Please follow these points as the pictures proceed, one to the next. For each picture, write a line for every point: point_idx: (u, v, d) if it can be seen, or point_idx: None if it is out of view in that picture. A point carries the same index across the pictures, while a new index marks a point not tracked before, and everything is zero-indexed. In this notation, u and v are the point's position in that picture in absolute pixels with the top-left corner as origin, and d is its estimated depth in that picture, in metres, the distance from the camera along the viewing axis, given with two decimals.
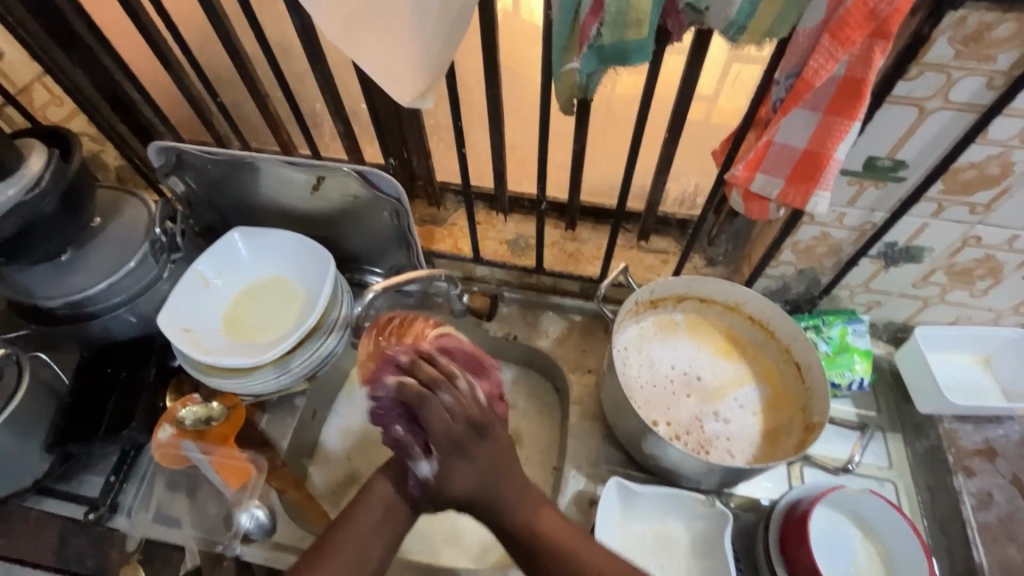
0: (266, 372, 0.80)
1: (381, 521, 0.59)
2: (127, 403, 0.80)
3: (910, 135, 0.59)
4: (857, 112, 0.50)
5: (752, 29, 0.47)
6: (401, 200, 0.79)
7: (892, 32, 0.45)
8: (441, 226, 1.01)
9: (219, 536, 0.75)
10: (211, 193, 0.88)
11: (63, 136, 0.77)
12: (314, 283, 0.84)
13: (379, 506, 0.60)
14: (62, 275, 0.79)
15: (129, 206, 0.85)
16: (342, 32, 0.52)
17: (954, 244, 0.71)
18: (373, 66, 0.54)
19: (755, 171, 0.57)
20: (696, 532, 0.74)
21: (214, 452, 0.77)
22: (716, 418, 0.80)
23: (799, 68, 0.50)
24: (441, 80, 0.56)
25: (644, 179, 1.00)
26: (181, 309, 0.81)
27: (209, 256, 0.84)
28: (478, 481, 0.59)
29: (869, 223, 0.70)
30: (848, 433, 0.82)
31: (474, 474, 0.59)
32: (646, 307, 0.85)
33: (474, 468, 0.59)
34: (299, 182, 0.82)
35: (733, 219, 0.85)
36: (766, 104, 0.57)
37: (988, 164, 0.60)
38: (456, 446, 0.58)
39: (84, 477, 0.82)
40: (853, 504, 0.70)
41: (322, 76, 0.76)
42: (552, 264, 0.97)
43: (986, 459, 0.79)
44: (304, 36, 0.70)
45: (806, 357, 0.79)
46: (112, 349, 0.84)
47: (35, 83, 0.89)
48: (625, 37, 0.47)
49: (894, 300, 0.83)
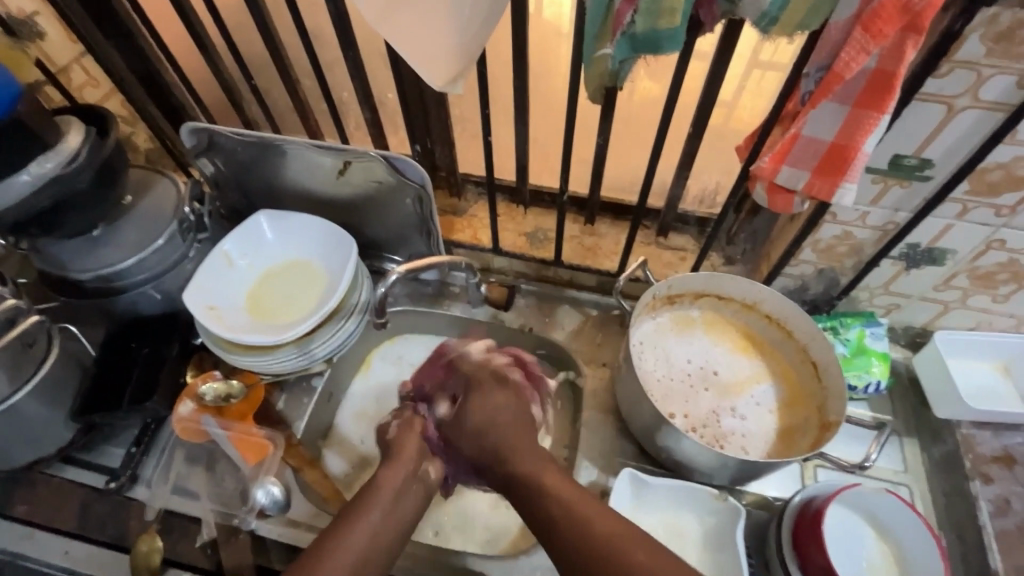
0: (287, 352, 0.81)
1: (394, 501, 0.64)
2: (149, 378, 0.81)
3: (938, 133, 0.59)
4: (886, 105, 0.50)
5: (784, 20, 0.47)
6: (425, 187, 0.81)
7: (925, 25, 0.45)
8: (461, 217, 1.03)
9: (235, 509, 0.76)
10: (239, 175, 0.89)
11: (101, 115, 0.79)
12: (336, 266, 0.86)
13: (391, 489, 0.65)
14: (94, 249, 0.81)
15: (159, 184, 0.87)
16: (377, 16, 0.53)
17: (978, 246, 0.70)
18: (409, 53, 0.55)
19: (781, 163, 0.57)
20: (708, 526, 0.75)
21: (233, 427, 0.80)
22: (732, 413, 0.80)
23: (830, 60, 0.51)
24: (474, 65, 0.57)
25: (665, 176, 1.00)
26: (207, 286, 0.83)
27: (235, 237, 0.86)
28: (482, 419, 0.68)
29: (892, 222, 0.70)
30: (866, 434, 0.82)
31: (481, 413, 0.69)
32: (664, 302, 0.85)
33: (477, 409, 0.69)
34: (325, 167, 0.83)
35: (753, 218, 0.85)
36: (794, 97, 0.58)
37: (1016, 165, 0.60)
38: (473, 391, 0.72)
39: (105, 448, 0.84)
40: (868, 503, 0.70)
41: (353, 62, 0.77)
42: (570, 257, 0.98)
43: (1004, 466, 0.79)
44: (339, 24, 0.72)
45: (823, 357, 0.79)
46: (136, 324, 0.86)
47: (74, 63, 0.90)
48: (659, 25, 0.48)
49: (913, 303, 0.82)
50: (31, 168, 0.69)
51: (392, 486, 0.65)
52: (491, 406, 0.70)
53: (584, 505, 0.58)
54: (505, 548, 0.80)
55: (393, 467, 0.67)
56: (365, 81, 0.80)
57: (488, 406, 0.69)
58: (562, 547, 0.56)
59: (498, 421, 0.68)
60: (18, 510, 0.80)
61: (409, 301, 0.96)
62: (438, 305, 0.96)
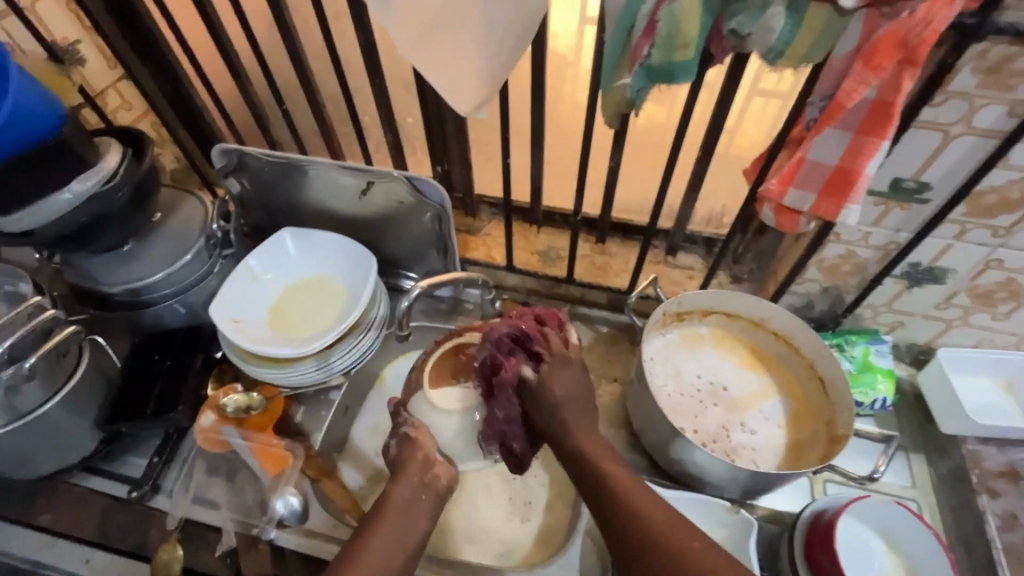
0: (307, 364, 0.84)
1: (405, 510, 0.65)
2: (172, 388, 0.83)
3: (934, 158, 0.63)
4: (886, 131, 0.54)
5: (789, 53, 0.51)
6: (444, 206, 0.84)
7: (920, 59, 0.49)
8: (475, 236, 1.06)
9: (255, 519, 0.78)
10: (263, 194, 0.93)
11: (137, 136, 0.83)
12: (356, 282, 0.89)
13: (400, 505, 0.65)
14: (124, 264, 0.84)
15: (187, 203, 0.91)
16: (412, 44, 0.57)
17: (976, 266, 0.73)
18: (440, 81, 0.60)
19: (788, 185, 0.61)
20: (721, 538, 0.76)
21: (253, 438, 0.80)
22: (742, 428, 0.82)
23: (832, 90, 0.55)
24: (498, 91, 0.61)
25: (673, 198, 1.04)
26: (231, 300, 0.85)
27: (260, 253, 0.89)
28: (569, 393, 0.67)
29: (893, 242, 0.73)
30: (872, 447, 0.83)
31: (569, 385, 0.67)
32: (674, 319, 0.88)
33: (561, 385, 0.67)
34: (348, 187, 0.87)
35: (759, 238, 0.89)
36: (798, 124, 0.61)
37: (1010, 188, 0.63)
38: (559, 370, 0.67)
39: (126, 458, 0.86)
40: (878, 516, 0.71)
41: (379, 88, 0.81)
42: (582, 275, 1.01)
43: (1010, 481, 0.81)
44: (367, 53, 0.76)
45: (830, 372, 0.81)
46: (161, 337, 0.89)
47: (110, 88, 0.94)
48: (673, 57, 0.52)
49: (916, 321, 0.85)
50: (73, 185, 0.73)
51: (402, 497, 0.65)
52: (577, 379, 0.68)
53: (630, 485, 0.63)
54: (518, 561, 0.81)
55: (400, 482, 0.66)
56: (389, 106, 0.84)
57: (569, 383, 0.67)
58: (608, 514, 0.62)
59: (574, 397, 0.67)
60: (41, 519, 0.81)
61: (424, 316, 0.99)
62: (452, 320, 0.99)
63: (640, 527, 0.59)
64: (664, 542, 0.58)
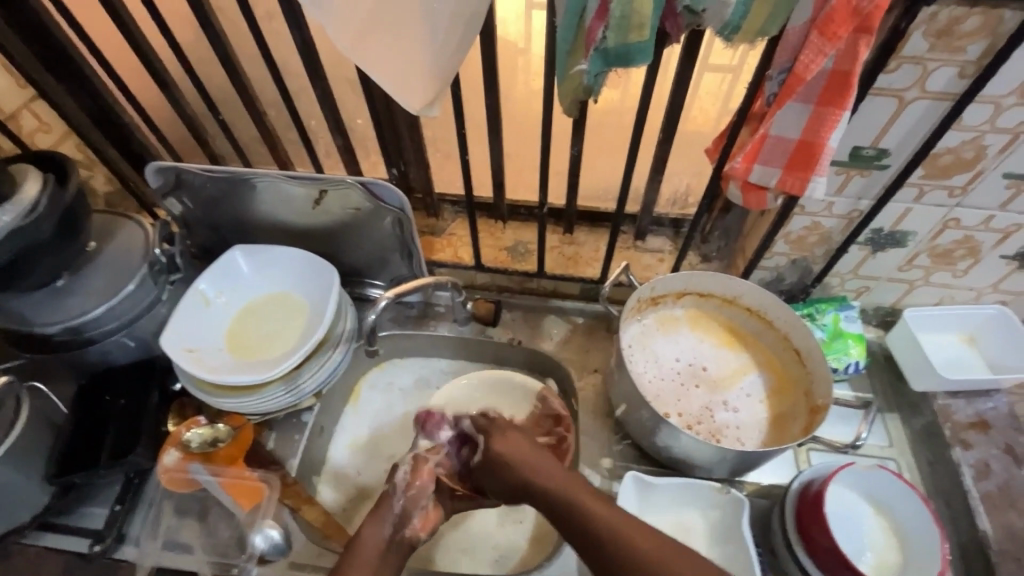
0: (275, 389, 0.79)
1: (380, 558, 0.64)
2: (127, 430, 0.78)
3: (892, 124, 0.63)
4: (845, 101, 0.53)
5: (746, 28, 0.50)
6: (404, 210, 0.80)
7: (874, 26, 0.48)
8: (440, 236, 1.03)
9: (234, 558, 0.73)
10: (209, 212, 0.87)
11: (59, 161, 0.75)
12: (319, 296, 0.84)
13: (376, 554, 0.64)
14: (58, 301, 0.77)
15: (125, 228, 0.84)
16: (352, 44, 0.53)
17: (935, 227, 0.75)
18: (385, 79, 0.56)
19: (753, 162, 0.60)
20: (713, 520, 0.76)
21: (224, 473, 0.75)
22: (725, 406, 0.82)
23: (790, 63, 0.53)
24: (449, 86, 0.58)
25: (639, 182, 1.03)
26: (184, 330, 0.80)
27: (209, 274, 0.84)
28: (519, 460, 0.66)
29: (856, 210, 0.74)
30: (852, 414, 0.85)
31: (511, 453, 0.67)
32: (648, 304, 0.87)
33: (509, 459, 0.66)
34: (300, 197, 0.82)
35: (726, 215, 0.88)
36: (758, 99, 0.60)
37: (964, 149, 0.65)
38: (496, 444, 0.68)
39: (84, 510, 0.80)
40: (863, 480, 0.73)
41: (323, 91, 0.76)
42: (553, 267, 0.99)
43: (980, 431, 0.83)
44: (304, 54, 0.71)
45: (804, 343, 0.82)
46: (109, 376, 0.82)
47: (24, 108, 0.86)
48: (628, 39, 0.49)
49: (882, 284, 0.87)
50: None
51: (375, 545, 0.65)
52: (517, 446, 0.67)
53: (639, 536, 0.56)
54: (515, 566, 0.80)
55: (374, 523, 0.66)
56: (335, 108, 0.79)
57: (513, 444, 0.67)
58: (599, 543, 0.57)
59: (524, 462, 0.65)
60: None
61: (394, 325, 0.95)
62: (424, 327, 0.95)
63: (619, 549, 0.56)
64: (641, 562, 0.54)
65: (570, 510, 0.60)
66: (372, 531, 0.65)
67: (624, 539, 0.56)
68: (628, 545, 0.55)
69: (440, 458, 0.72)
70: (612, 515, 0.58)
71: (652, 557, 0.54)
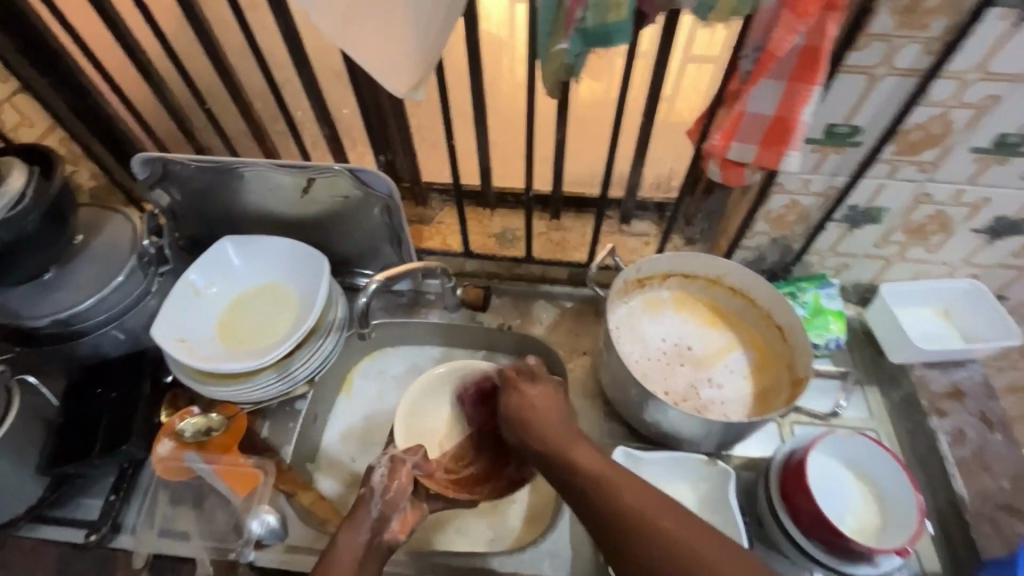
0: (267, 376, 0.80)
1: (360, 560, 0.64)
2: (121, 420, 0.78)
3: (863, 100, 0.65)
4: (816, 76, 0.55)
5: (720, 7, 0.51)
6: (393, 197, 0.81)
7: (841, 2, 0.50)
8: (428, 225, 1.04)
9: (231, 543, 0.75)
10: (197, 204, 0.87)
11: (43, 153, 0.75)
12: (309, 284, 0.85)
13: (354, 560, 0.64)
14: (46, 294, 0.76)
15: (113, 221, 0.84)
16: (337, 28, 0.54)
17: (908, 203, 0.78)
18: (369, 62, 0.57)
19: (730, 139, 0.62)
20: (702, 492, 0.78)
21: (218, 461, 0.77)
22: (710, 383, 0.84)
23: (763, 41, 0.55)
24: (433, 69, 0.59)
25: (623, 167, 1.05)
26: (175, 320, 0.80)
27: (199, 266, 0.84)
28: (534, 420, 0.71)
29: (832, 187, 0.76)
30: (832, 386, 0.88)
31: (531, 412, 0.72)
32: (634, 285, 0.89)
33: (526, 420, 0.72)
34: (288, 187, 0.83)
35: (708, 198, 0.87)
36: (734, 77, 0.62)
37: (932, 124, 0.67)
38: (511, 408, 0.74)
39: (78, 501, 0.80)
40: (842, 448, 0.75)
41: (309, 79, 0.77)
42: (540, 253, 1.01)
43: (956, 400, 0.86)
44: (289, 43, 0.72)
45: (785, 319, 0.84)
46: (100, 368, 0.82)
47: (7, 101, 0.84)
48: (606, 18, 0.51)
49: (860, 261, 0.89)
50: None
51: (352, 549, 0.64)
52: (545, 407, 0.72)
53: (645, 500, 0.56)
54: (510, 544, 0.81)
55: (352, 528, 0.66)
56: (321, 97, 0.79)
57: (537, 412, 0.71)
58: (604, 510, 0.57)
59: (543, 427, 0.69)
60: None
61: (385, 313, 0.96)
62: (415, 314, 0.96)
63: (620, 514, 0.56)
64: (646, 523, 0.54)
65: (579, 478, 0.61)
66: (349, 541, 0.65)
67: (626, 505, 0.56)
68: (629, 508, 0.56)
69: (418, 460, 0.73)
70: (624, 482, 0.59)
71: (663, 526, 0.53)
